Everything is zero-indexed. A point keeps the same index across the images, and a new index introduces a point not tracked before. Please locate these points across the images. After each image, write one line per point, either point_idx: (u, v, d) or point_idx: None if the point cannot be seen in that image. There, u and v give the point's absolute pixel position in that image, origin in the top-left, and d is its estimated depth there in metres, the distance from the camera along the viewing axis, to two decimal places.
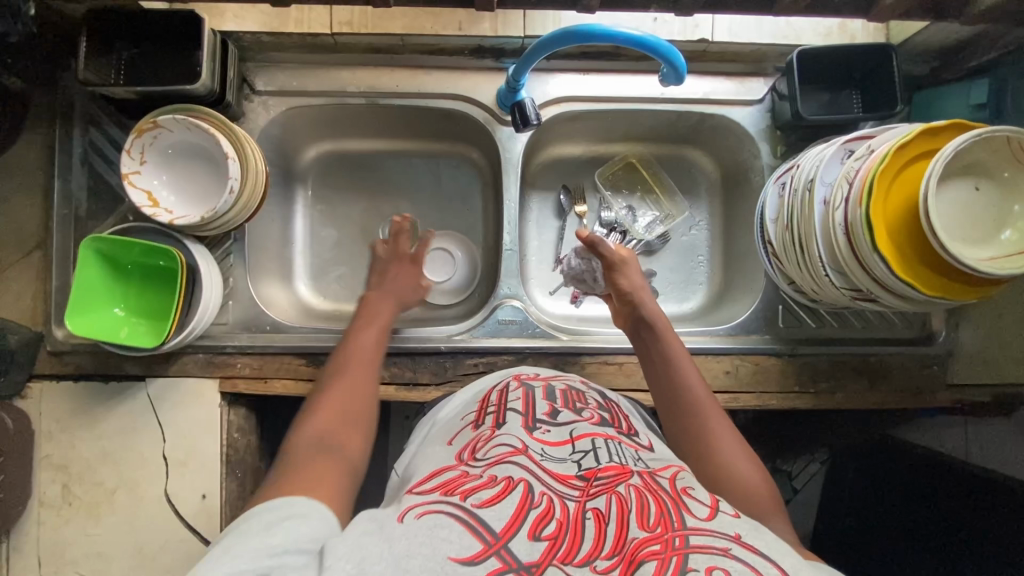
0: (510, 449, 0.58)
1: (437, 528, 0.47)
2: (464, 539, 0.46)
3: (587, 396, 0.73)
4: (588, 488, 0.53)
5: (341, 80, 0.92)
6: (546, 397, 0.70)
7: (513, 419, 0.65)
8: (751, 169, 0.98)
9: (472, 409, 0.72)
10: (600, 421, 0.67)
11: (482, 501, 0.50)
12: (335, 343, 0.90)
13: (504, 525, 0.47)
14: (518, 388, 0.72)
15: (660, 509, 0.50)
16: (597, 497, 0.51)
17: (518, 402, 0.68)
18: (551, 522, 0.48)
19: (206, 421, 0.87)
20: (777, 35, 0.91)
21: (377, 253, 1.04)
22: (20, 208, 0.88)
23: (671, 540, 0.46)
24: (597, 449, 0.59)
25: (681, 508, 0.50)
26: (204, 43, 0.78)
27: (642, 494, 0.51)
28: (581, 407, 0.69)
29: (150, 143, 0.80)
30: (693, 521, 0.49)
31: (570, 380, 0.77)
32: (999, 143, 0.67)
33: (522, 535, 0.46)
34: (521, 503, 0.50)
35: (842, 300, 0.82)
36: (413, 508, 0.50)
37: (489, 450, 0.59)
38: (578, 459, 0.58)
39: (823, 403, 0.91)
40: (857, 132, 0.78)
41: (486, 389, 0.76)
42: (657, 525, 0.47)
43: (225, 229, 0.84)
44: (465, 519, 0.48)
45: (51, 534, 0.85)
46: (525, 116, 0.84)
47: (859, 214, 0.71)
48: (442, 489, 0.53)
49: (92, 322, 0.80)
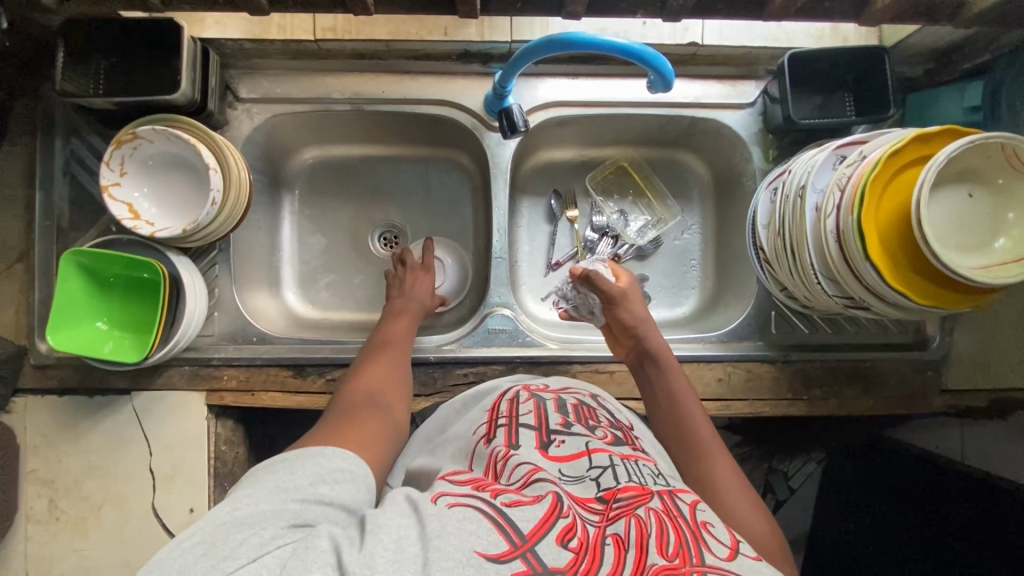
0: (531, 467, 0.57)
1: (466, 520, 0.47)
2: (491, 535, 0.46)
3: (598, 413, 0.71)
4: (608, 513, 0.51)
5: (326, 86, 0.91)
6: (559, 410, 0.69)
7: (527, 437, 0.63)
8: (743, 173, 0.97)
9: (483, 420, 0.69)
10: (614, 439, 0.65)
11: (511, 502, 0.51)
12: (323, 354, 0.88)
13: (533, 526, 0.47)
14: (530, 400, 0.71)
15: (679, 539, 0.48)
16: (616, 522, 0.49)
17: (531, 417, 0.67)
18: (571, 539, 0.46)
19: (192, 434, 0.86)
20: (767, 38, 0.90)
21: (366, 260, 1.03)
22: (1, 219, 0.87)
23: (689, 574, 0.44)
24: (614, 468, 0.58)
25: (701, 543, 0.48)
26: (184, 52, 0.77)
27: (661, 519, 0.50)
28: (595, 426, 0.67)
29: (130, 154, 0.79)
30: (712, 559, 0.47)
31: (581, 395, 0.75)
32: (994, 150, 0.66)
33: (550, 538, 0.46)
34: (551, 509, 0.49)
35: (834, 307, 0.81)
36: (446, 497, 0.51)
37: (512, 473, 0.57)
38: (596, 477, 0.57)
39: (816, 409, 0.90)
40: (849, 138, 0.77)
41: (493, 398, 0.74)
42: (675, 556, 0.46)
43: (209, 240, 0.83)
44: (492, 516, 0.48)
45: (37, 549, 0.84)
46: (512, 123, 0.83)
47: (850, 221, 0.70)
48: (473, 487, 0.54)
49: (74, 336, 0.79)
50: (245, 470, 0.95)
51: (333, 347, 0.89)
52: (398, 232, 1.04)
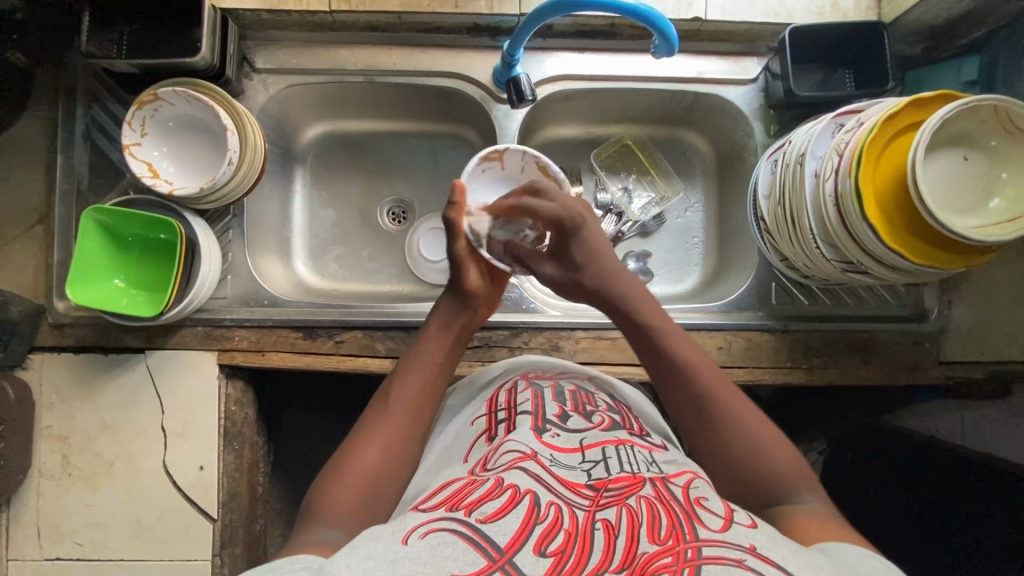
0: (518, 455, 0.59)
1: (441, 546, 0.47)
2: (468, 556, 0.46)
3: (596, 398, 0.72)
4: (598, 498, 0.54)
5: (339, 58, 0.94)
6: (555, 398, 0.70)
7: (523, 421, 0.65)
8: (744, 149, 0.99)
9: (483, 414, 0.70)
10: (611, 425, 0.67)
11: (485, 515, 0.50)
12: (332, 317, 0.91)
13: (509, 540, 0.48)
14: (527, 389, 0.72)
15: (672, 521, 0.50)
16: (607, 508, 0.52)
17: (528, 405, 0.68)
18: (558, 534, 0.49)
19: (203, 393, 0.88)
20: (769, 14, 0.91)
21: (374, 233, 1.05)
22: (23, 182, 0.89)
23: (682, 552, 0.46)
24: (607, 459, 0.60)
25: (695, 521, 0.50)
26: (205, 18, 0.80)
27: (653, 505, 0.52)
28: (592, 412, 0.69)
29: (151, 114, 0.83)
30: (706, 532, 0.49)
31: (579, 379, 0.77)
32: (986, 113, 0.68)
33: (527, 550, 0.47)
34: (527, 517, 0.50)
35: (834, 273, 0.82)
36: (417, 528, 0.50)
37: (499, 458, 0.60)
38: (589, 468, 0.59)
39: (815, 378, 0.92)
40: (846, 107, 0.79)
41: (492, 390, 0.75)
42: (668, 538, 0.48)
43: (223, 202, 0.86)
44: (468, 535, 0.48)
45: (49, 504, 0.86)
46: (519, 92, 0.85)
47: (848, 184, 0.71)
48: (447, 505, 0.53)
49: (93, 292, 0.82)
50: (254, 434, 0.97)
51: (342, 311, 0.91)
52: (406, 205, 1.07)
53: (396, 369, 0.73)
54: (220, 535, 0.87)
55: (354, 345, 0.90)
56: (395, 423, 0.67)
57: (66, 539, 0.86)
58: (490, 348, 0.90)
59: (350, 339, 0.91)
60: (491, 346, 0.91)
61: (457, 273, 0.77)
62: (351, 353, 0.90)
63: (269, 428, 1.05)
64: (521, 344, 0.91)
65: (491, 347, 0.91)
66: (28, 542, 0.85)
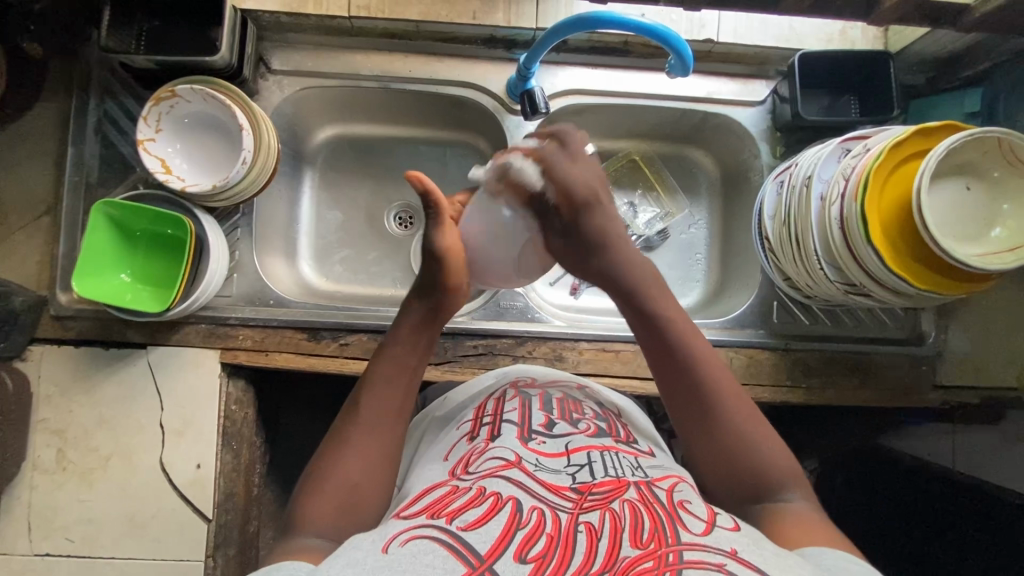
0: (501, 463, 0.59)
1: (421, 553, 0.46)
2: (448, 564, 0.45)
3: (583, 405, 0.72)
4: (582, 501, 0.53)
5: (355, 63, 0.95)
6: (542, 406, 0.69)
7: (508, 430, 0.65)
8: (750, 169, 1.01)
9: (469, 419, 0.71)
10: (597, 431, 0.66)
11: (468, 523, 0.50)
12: (337, 319, 0.91)
13: (490, 547, 0.47)
14: (515, 397, 0.72)
15: (654, 524, 0.50)
16: (591, 511, 0.51)
17: (514, 413, 0.68)
18: (540, 538, 0.48)
19: (203, 391, 0.87)
20: (780, 38, 0.93)
21: (381, 237, 1.05)
22: (33, 173, 0.89)
23: (664, 556, 0.46)
24: (592, 463, 0.59)
25: (676, 523, 0.50)
26: (225, 19, 0.81)
27: (636, 509, 0.52)
28: (578, 419, 0.68)
29: (167, 111, 0.84)
30: (688, 536, 0.49)
31: (568, 388, 0.76)
32: (990, 144, 0.70)
33: (508, 557, 0.46)
34: (509, 522, 0.50)
35: (836, 294, 0.84)
36: (397, 537, 0.49)
37: (482, 464, 0.59)
38: (573, 472, 0.58)
39: (814, 398, 0.93)
40: (853, 133, 0.81)
41: (482, 398, 0.75)
42: (650, 542, 0.47)
43: (235, 201, 0.86)
44: (449, 543, 0.47)
45: (42, 498, 0.85)
46: (534, 104, 0.88)
47: (854, 209, 0.73)
48: (429, 513, 0.52)
49: (99, 286, 0.82)
50: (252, 432, 0.97)
51: (347, 314, 0.92)
52: (413, 211, 1.07)
53: (366, 375, 0.67)
54: (215, 535, 0.86)
55: (359, 349, 0.91)
56: (373, 439, 0.62)
57: (57, 534, 0.84)
58: (494, 356, 0.91)
59: (356, 343, 0.91)
60: (495, 354, 0.91)
61: (435, 267, 0.70)
62: (356, 356, 0.90)
63: (266, 428, 1.05)
64: (525, 353, 0.92)
65: (495, 355, 0.91)
66: (18, 536, 0.84)
